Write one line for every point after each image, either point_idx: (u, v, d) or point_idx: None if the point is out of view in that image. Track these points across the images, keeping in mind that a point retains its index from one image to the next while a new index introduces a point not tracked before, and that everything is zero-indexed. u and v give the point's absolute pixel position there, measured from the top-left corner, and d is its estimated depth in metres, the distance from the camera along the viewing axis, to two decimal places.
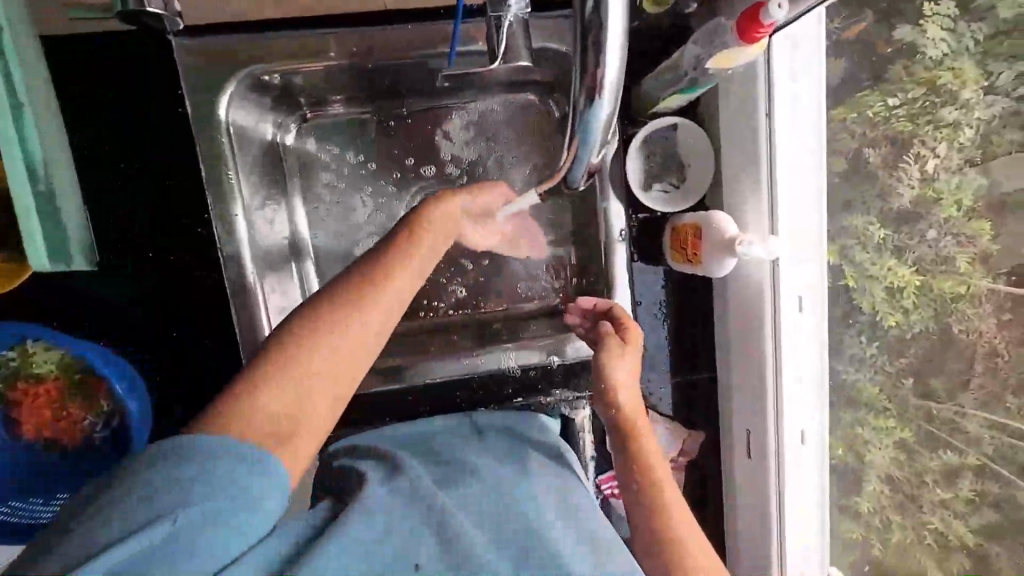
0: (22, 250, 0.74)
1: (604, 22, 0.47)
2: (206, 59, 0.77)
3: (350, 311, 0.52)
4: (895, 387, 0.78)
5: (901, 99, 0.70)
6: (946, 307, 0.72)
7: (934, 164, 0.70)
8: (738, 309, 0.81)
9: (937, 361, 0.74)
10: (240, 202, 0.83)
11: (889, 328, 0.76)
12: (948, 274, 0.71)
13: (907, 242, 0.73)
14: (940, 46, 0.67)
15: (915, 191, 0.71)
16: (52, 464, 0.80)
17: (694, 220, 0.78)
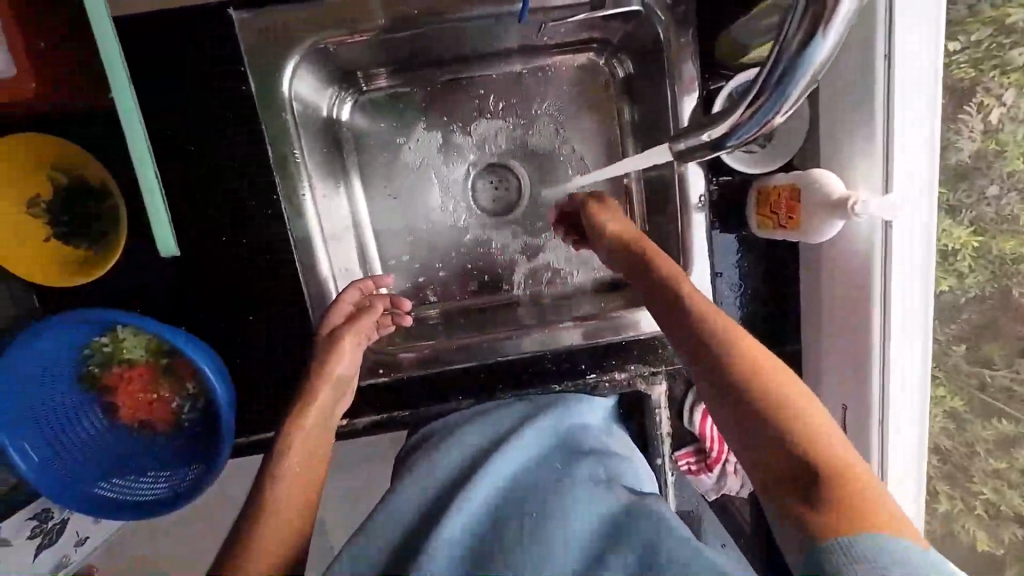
0: (104, 238, 0.77)
1: None
2: (276, 29, 0.75)
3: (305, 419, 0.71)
4: (945, 355, 0.75)
5: (965, 42, 0.66)
6: (1006, 270, 0.71)
7: (999, 113, 0.67)
8: (839, 274, 0.74)
9: (992, 325, 0.74)
10: (306, 179, 0.81)
11: (941, 292, 0.73)
12: (1010, 232, 0.70)
13: (964, 201, 0.70)
14: None
15: (977, 144, 0.68)
16: (143, 444, 0.82)
17: (790, 180, 0.72)
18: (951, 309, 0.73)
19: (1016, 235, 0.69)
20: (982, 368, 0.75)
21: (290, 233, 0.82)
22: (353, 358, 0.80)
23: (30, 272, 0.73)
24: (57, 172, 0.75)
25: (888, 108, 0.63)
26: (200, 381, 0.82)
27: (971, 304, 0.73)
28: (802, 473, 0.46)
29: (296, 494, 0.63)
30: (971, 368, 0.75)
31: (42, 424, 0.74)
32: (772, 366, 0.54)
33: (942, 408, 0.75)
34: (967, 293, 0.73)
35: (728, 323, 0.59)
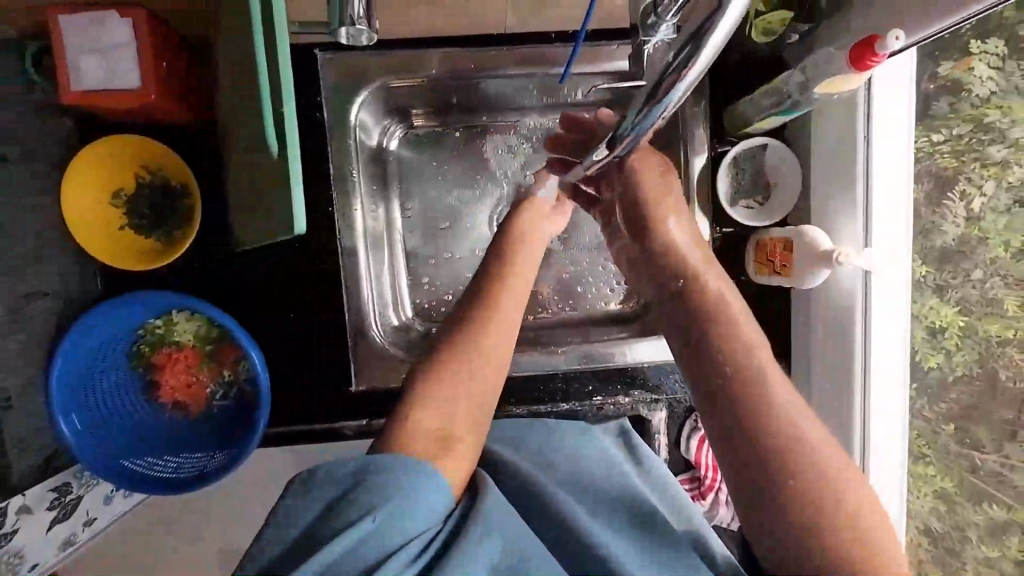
0: (175, 233, 0.86)
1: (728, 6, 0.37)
2: (355, 68, 0.88)
3: (487, 326, 0.72)
4: (935, 434, 0.82)
5: (946, 135, 0.76)
6: (991, 350, 0.77)
7: (979, 203, 0.75)
8: (824, 322, 0.83)
9: (983, 408, 0.79)
10: (358, 198, 0.92)
11: (929, 369, 0.81)
12: (994, 315, 0.76)
13: (950, 281, 0.78)
14: (987, 85, 0.71)
15: (960, 230, 0.76)
16: (179, 424, 0.88)
17: (785, 234, 0.83)
18: (938, 384, 0.81)
19: (999, 318, 0.75)
20: (972, 450, 0.80)
21: (340, 244, 0.91)
22: (515, 308, 0.76)
23: (107, 255, 0.81)
24: (144, 170, 0.86)
25: (867, 181, 0.75)
26: (238, 369, 0.87)
27: (959, 383, 0.80)
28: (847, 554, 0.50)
29: (439, 420, 0.61)
30: (960, 450, 0.81)
31: (86, 391, 0.80)
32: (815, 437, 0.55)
33: (932, 491, 0.83)
34: (954, 370, 0.80)
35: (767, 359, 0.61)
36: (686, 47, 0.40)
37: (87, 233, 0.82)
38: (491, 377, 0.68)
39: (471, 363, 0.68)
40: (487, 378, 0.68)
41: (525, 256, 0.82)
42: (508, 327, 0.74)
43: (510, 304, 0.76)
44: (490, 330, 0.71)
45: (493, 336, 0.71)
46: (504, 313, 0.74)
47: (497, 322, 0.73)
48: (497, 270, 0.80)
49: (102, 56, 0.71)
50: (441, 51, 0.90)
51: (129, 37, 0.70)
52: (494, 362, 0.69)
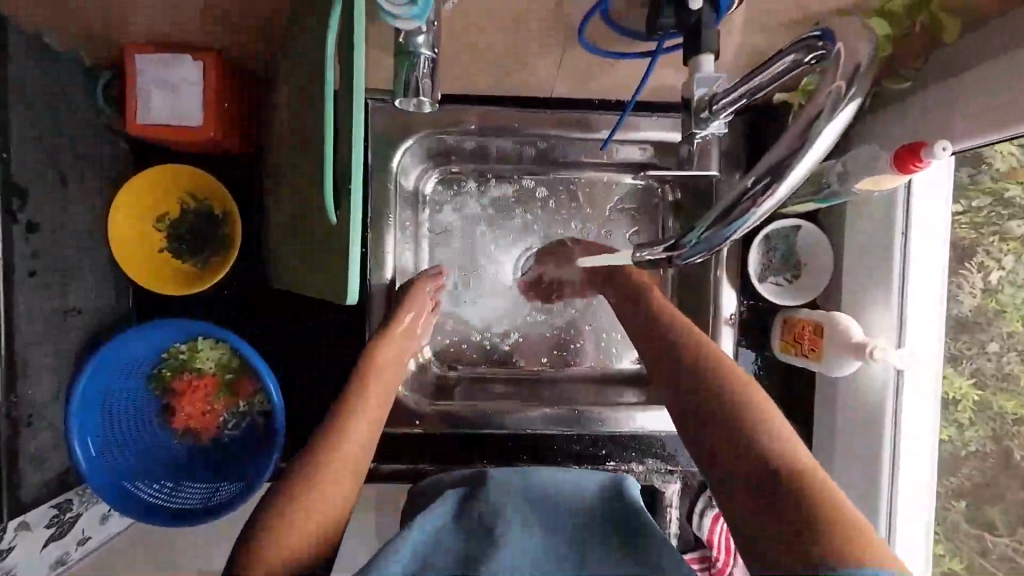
0: (211, 260, 0.88)
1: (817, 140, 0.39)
2: (397, 121, 0.90)
3: (344, 425, 0.71)
4: (946, 510, 0.79)
5: (965, 206, 0.75)
6: (1006, 429, 0.76)
7: (997, 276, 0.74)
8: (853, 411, 0.81)
9: (994, 483, 0.77)
10: (390, 237, 0.92)
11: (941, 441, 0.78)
12: (1007, 390, 0.76)
13: (965, 351, 0.77)
14: (1007, 161, 0.67)
15: (977, 300, 0.76)
16: (189, 451, 0.87)
17: (814, 317, 0.82)
18: (951, 462, 0.78)
19: (1014, 395, 0.75)
20: (980, 530, 0.78)
21: (370, 283, 0.92)
22: (382, 379, 0.80)
23: (146, 277, 0.83)
24: (189, 198, 0.88)
25: (902, 276, 0.75)
26: (256, 400, 0.88)
27: (971, 458, 0.77)
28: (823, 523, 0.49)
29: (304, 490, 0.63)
30: (970, 531, 0.78)
31: (104, 411, 0.80)
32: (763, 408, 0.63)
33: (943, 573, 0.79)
34: (966, 445, 0.78)
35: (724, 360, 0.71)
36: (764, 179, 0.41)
37: (128, 256, 0.84)
38: (347, 479, 0.67)
39: (342, 435, 0.70)
40: (342, 482, 0.66)
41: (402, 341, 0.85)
42: (369, 426, 0.74)
43: (370, 400, 0.77)
44: (352, 427, 0.72)
45: (350, 437, 0.70)
46: (363, 411, 0.75)
47: (361, 417, 0.74)
48: (366, 364, 0.80)
49: (171, 94, 0.74)
50: (474, 108, 0.90)
51: (198, 80, 0.73)
52: (358, 461, 0.69)
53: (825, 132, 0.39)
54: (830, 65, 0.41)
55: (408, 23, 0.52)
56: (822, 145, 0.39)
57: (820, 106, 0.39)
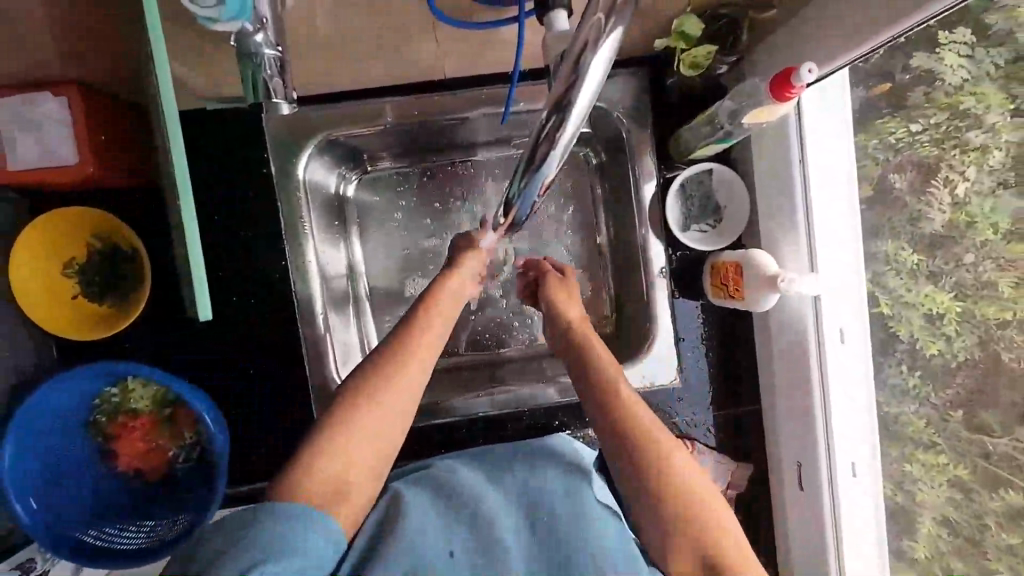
0: (128, 298, 0.86)
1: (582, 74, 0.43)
2: (299, 127, 0.86)
3: (366, 409, 0.60)
4: (943, 421, 0.77)
5: (924, 125, 0.71)
6: (991, 333, 0.70)
7: (964, 188, 0.69)
8: (782, 344, 0.86)
9: (989, 392, 0.72)
10: (312, 248, 0.89)
11: (930, 355, 0.76)
12: (991, 298, 0.70)
13: (943, 268, 0.73)
14: (958, 73, 0.66)
15: (947, 216, 0.71)
16: (138, 492, 0.86)
17: (735, 258, 0.82)
18: (944, 369, 0.76)
19: (999, 302, 0.69)
20: (983, 436, 0.73)
21: (295, 292, 0.89)
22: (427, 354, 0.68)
23: (61, 327, 0.82)
24: (95, 239, 0.86)
25: (807, 208, 0.77)
26: (200, 431, 0.87)
27: (963, 369, 0.74)
28: (702, 559, 0.57)
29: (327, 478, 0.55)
30: (970, 437, 0.75)
31: (42, 468, 0.79)
32: (655, 426, 0.64)
33: (945, 477, 0.77)
34: (956, 356, 0.74)
35: (613, 362, 0.72)
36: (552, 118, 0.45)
37: (40, 309, 0.82)
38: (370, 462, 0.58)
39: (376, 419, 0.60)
40: (367, 463, 0.58)
41: (443, 310, 0.73)
42: (411, 405, 0.63)
43: (413, 372, 0.64)
44: (374, 409, 0.60)
45: (372, 414, 0.60)
46: (391, 394, 0.62)
47: (390, 395, 0.62)
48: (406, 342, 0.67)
49: (39, 134, 0.71)
50: (390, 100, 0.87)
51: (63, 115, 0.70)
52: (381, 440, 0.60)
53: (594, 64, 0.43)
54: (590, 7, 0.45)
55: (230, 24, 0.51)
56: (592, 77, 0.43)
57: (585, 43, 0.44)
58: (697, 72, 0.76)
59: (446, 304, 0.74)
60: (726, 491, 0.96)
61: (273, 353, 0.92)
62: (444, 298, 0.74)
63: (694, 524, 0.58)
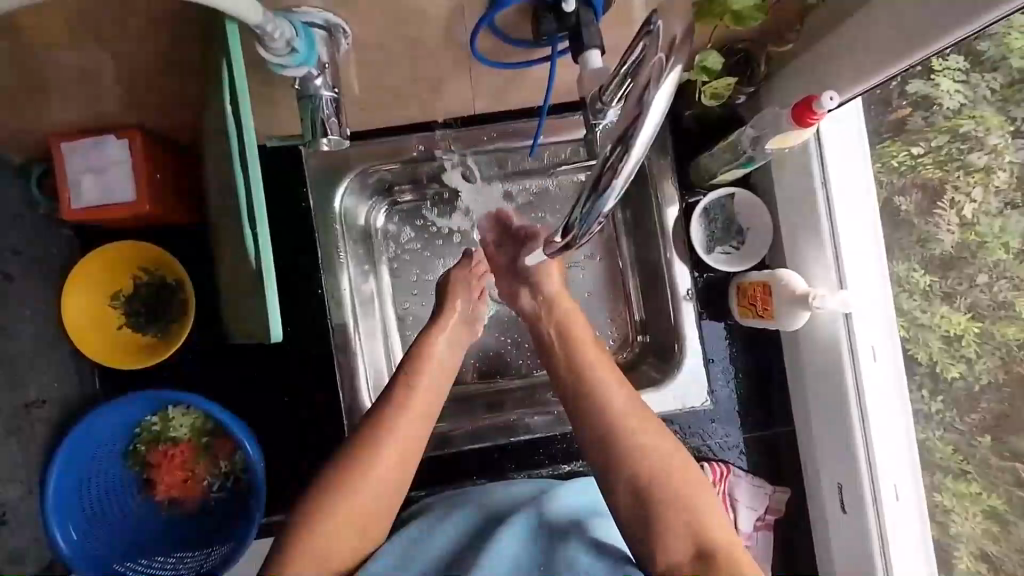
0: (170, 327, 0.88)
1: (644, 112, 0.44)
2: (338, 160, 0.89)
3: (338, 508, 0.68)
4: (972, 446, 0.75)
5: (925, 147, 0.73)
6: (1013, 355, 0.69)
7: (972, 209, 0.70)
8: (814, 361, 0.87)
9: (1016, 417, 0.70)
10: (345, 277, 0.91)
11: (952, 379, 0.76)
12: (1009, 319, 0.69)
13: (955, 288, 0.73)
14: (955, 97, 0.69)
15: (956, 235, 0.72)
16: (174, 523, 0.87)
17: (763, 278, 0.84)
18: (966, 395, 0.75)
19: (1014, 321, 0.68)
20: (1016, 463, 0.71)
21: (331, 321, 0.91)
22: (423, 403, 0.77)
23: (107, 356, 0.84)
24: (141, 271, 0.89)
25: (832, 227, 0.79)
26: (236, 459, 0.87)
27: (985, 392, 0.73)
28: (698, 547, 0.65)
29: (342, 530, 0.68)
30: (1001, 464, 0.72)
31: (82, 496, 0.80)
32: (630, 427, 0.73)
33: (980, 507, 0.75)
34: (979, 380, 0.73)
35: (602, 364, 0.79)
36: (614, 150, 0.46)
37: (87, 340, 0.85)
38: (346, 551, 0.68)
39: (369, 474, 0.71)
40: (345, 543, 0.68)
41: (423, 391, 0.77)
42: (387, 489, 0.71)
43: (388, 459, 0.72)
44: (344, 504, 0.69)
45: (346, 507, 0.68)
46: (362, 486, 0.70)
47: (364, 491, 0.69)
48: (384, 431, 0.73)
49: (100, 174, 0.76)
50: (419, 136, 0.90)
51: (125, 155, 0.75)
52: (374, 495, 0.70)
53: (657, 99, 0.43)
54: (650, 45, 0.46)
55: (298, 70, 0.54)
56: (654, 112, 0.43)
57: (649, 76, 0.44)
58: (718, 102, 0.80)
59: (428, 386, 0.78)
60: (763, 515, 0.94)
61: (308, 382, 0.93)
62: (429, 370, 0.79)
63: (667, 522, 0.67)
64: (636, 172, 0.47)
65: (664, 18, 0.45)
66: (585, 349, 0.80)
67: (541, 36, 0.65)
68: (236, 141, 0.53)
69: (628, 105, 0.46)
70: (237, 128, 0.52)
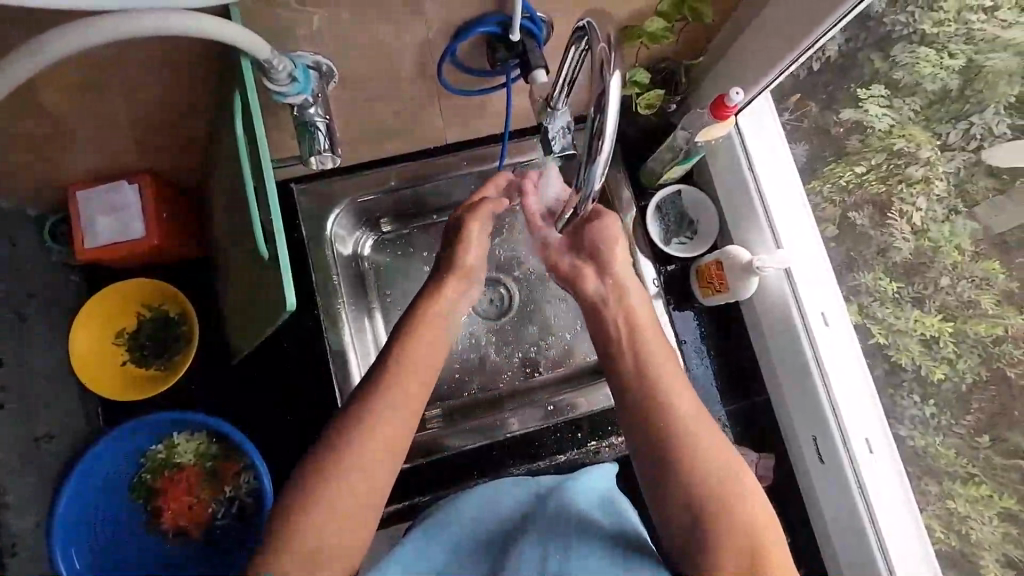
0: (173, 358, 0.93)
1: (608, 87, 0.53)
2: (325, 194, 0.99)
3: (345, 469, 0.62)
4: (973, 448, 0.82)
5: (867, 166, 0.88)
6: (990, 352, 0.78)
7: (920, 217, 0.83)
8: (771, 327, 0.96)
9: (1009, 414, 0.78)
10: (340, 302, 0.98)
11: (939, 381, 0.84)
12: (978, 316, 0.79)
13: (924, 292, 0.84)
14: (885, 120, 0.84)
15: (913, 243, 0.84)
16: (183, 551, 0.88)
17: (714, 257, 0.94)
18: (957, 396, 0.82)
19: (982, 318, 0.79)
20: (1019, 461, 0.77)
21: (328, 346, 0.96)
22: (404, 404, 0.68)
23: (112, 391, 0.88)
24: (145, 308, 0.94)
25: (765, 206, 0.92)
26: (240, 482, 0.89)
27: (975, 393, 0.80)
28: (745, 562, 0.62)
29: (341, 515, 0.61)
30: (1006, 463, 0.78)
31: (89, 517, 0.84)
32: (707, 440, 0.68)
33: (994, 510, 0.80)
34: (964, 378, 0.81)
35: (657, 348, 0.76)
36: (594, 118, 0.55)
37: (94, 376, 0.89)
38: (350, 529, 0.61)
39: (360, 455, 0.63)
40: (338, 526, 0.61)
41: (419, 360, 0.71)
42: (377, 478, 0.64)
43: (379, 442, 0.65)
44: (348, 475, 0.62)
45: (349, 474, 0.62)
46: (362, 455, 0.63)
47: (363, 454, 0.63)
48: (368, 412, 0.65)
49: (112, 216, 0.84)
50: (394, 168, 1.00)
51: (136, 198, 0.84)
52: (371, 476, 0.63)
53: (611, 79, 0.53)
54: (591, 37, 0.57)
55: (297, 97, 0.66)
56: (614, 89, 0.53)
57: (600, 61, 0.54)
58: (651, 111, 0.94)
59: (427, 361, 0.72)
60: None
61: (310, 398, 0.96)
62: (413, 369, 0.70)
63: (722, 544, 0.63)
64: (614, 147, 0.56)
65: (592, 22, 0.57)
66: (645, 335, 0.77)
67: (496, 64, 0.78)
68: (241, 144, 0.62)
69: (592, 84, 0.56)
70: (241, 134, 0.62)
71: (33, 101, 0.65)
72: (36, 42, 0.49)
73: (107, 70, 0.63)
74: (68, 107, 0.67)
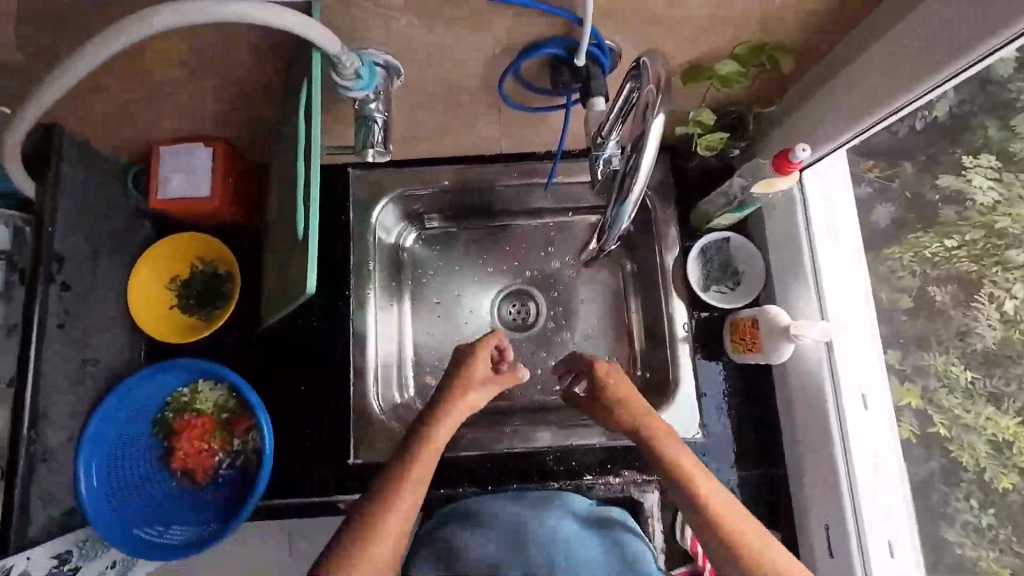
0: (213, 313, 1.00)
1: (647, 129, 0.57)
2: (377, 181, 1.01)
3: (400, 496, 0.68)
4: None
5: (959, 240, 0.77)
6: None
7: (1013, 306, 0.73)
8: (802, 401, 0.90)
9: None
10: (372, 289, 1.00)
11: (1006, 490, 0.73)
12: None
13: (1006, 388, 0.73)
14: (989, 194, 0.74)
15: (999, 333, 0.74)
16: (187, 490, 0.95)
17: (751, 313, 0.90)
18: None
19: None
20: None
21: (351, 327, 0.98)
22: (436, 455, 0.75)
23: (157, 333, 0.96)
24: (199, 260, 1.02)
25: (816, 273, 0.87)
26: (249, 438, 0.95)
27: None
28: None
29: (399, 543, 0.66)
30: None
31: (115, 440, 0.92)
32: (745, 530, 0.65)
33: None
34: None
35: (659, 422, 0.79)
36: (630, 155, 0.59)
37: (143, 315, 0.97)
38: (396, 546, 0.65)
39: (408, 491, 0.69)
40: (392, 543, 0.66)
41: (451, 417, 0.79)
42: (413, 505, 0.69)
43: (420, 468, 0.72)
44: (401, 502, 0.68)
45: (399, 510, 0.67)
46: (410, 492, 0.69)
47: (402, 500, 0.68)
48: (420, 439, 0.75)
49: (185, 174, 0.91)
50: (447, 168, 1.02)
51: (208, 161, 0.91)
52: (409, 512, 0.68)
53: (652, 122, 0.56)
54: (642, 77, 0.58)
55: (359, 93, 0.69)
56: (653, 131, 0.56)
57: (644, 103, 0.57)
58: (712, 153, 0.91)
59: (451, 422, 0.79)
60: None
61: (327, 372, 1.00)
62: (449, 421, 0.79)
63: None
64: (645, 185, 0.60)
65: (649, 58, 0.57)
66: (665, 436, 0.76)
67: (558, 85, 0.79)
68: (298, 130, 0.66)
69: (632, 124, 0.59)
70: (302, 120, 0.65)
71: (141, 62, 0.73)
72: (143, 14, 0.55)
73: (209, 38, 0.69)
74: (175, 69, 0.75)
